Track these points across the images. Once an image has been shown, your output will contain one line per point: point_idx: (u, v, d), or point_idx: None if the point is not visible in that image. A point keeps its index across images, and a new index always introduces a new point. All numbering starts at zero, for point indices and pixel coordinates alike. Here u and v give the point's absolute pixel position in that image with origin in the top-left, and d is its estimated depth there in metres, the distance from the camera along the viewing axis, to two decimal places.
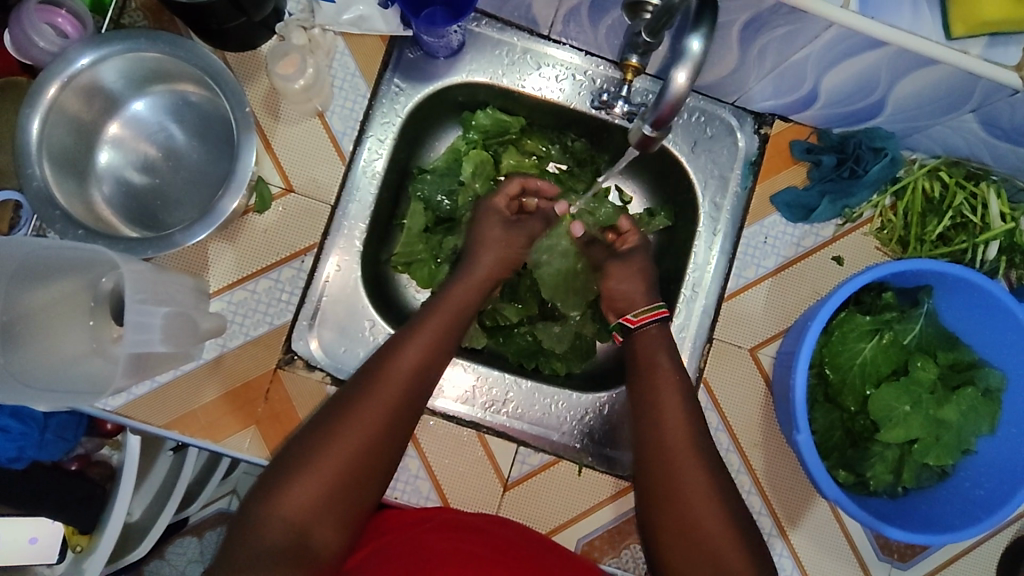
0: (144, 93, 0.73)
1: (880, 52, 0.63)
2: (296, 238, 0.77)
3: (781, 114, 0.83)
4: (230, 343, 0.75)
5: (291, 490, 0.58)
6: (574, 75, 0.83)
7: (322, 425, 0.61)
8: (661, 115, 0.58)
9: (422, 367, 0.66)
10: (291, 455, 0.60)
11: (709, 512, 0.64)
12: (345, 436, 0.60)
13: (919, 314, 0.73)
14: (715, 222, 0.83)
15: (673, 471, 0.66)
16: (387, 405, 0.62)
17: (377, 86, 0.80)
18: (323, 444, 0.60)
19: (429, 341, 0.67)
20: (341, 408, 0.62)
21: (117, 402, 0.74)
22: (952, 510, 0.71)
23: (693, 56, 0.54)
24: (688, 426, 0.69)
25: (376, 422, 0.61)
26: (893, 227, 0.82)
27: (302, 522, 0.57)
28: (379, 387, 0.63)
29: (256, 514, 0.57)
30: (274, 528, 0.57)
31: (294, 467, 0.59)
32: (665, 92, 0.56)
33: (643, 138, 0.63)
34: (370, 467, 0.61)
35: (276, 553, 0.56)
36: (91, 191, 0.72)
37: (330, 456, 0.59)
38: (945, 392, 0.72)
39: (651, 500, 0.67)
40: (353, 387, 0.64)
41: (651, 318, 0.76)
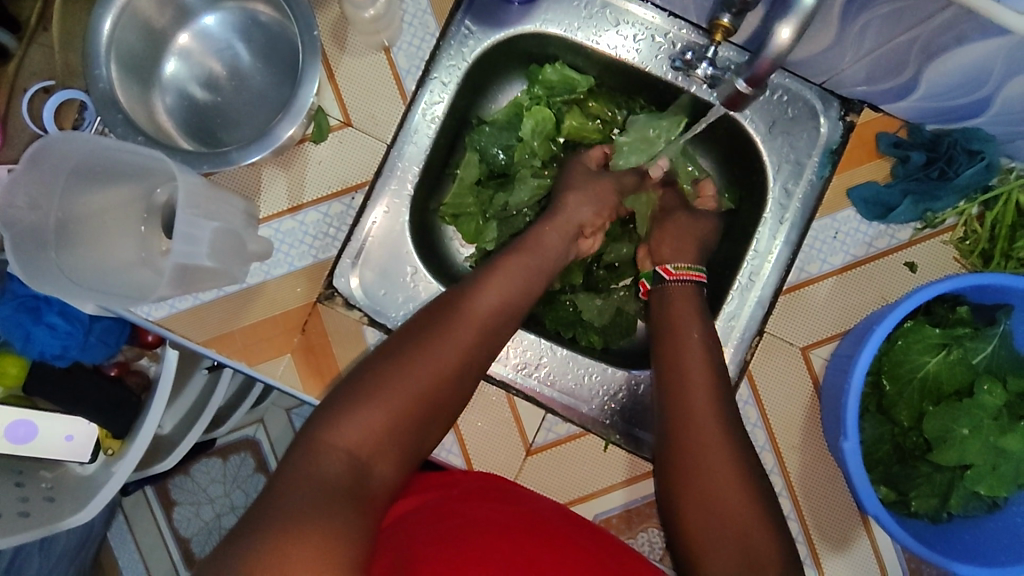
0: (217, 8, 0.73)
1: (1002, 40, 0.56)
2: (349, 174, 0.76)
3: (872, 101, 0.77)
4: (273, 271, 0.75)
5: (357, 418, 0.55)
6: (654, 36, 0.78)
7: (387, 364, 0.60)
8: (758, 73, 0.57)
9: (492, 321, 0.65)
10: (354, 387, 0.58)
11: (745, 506, 0.60)
12: (414, 376, 0.59)
13: (995, 333, 0.68)
14: (783, 210, 0.78)
15: (707, 460, 0.62)
16: (456, 352, 0.62)
17: (447, 27, 0.77)
18: (392, 377, 0.58)
19: (501, 295, 0.66)
20: (407, 349, 0.61)
21: (160, 313, 0.74)
22: (1000, 546, 0.66)
23: (805, 8, 0.50)
24: (718, 413, 0.65)
25: (445, 368, 0.60)
26: (977, 237, 0.75)
27: (362, 457, 0.55)
28: (450, 330, 0.62)
29: (317, 441, 0.54)
30: (335, 458, 0.53)
31: (358, 398, 0.57)
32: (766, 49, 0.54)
33: (734, 97, 0.63)
34: (433, 408, 0.60)
35: (336, 481, 0.52)
36: (154, 99, 0.72)
37: (397, 393, 0.58)
38: (1009, 421, 0.67)
39: (677, 489, 0.63)
40: (420, 332, 0.62)
41: (686, 275, 0.77)
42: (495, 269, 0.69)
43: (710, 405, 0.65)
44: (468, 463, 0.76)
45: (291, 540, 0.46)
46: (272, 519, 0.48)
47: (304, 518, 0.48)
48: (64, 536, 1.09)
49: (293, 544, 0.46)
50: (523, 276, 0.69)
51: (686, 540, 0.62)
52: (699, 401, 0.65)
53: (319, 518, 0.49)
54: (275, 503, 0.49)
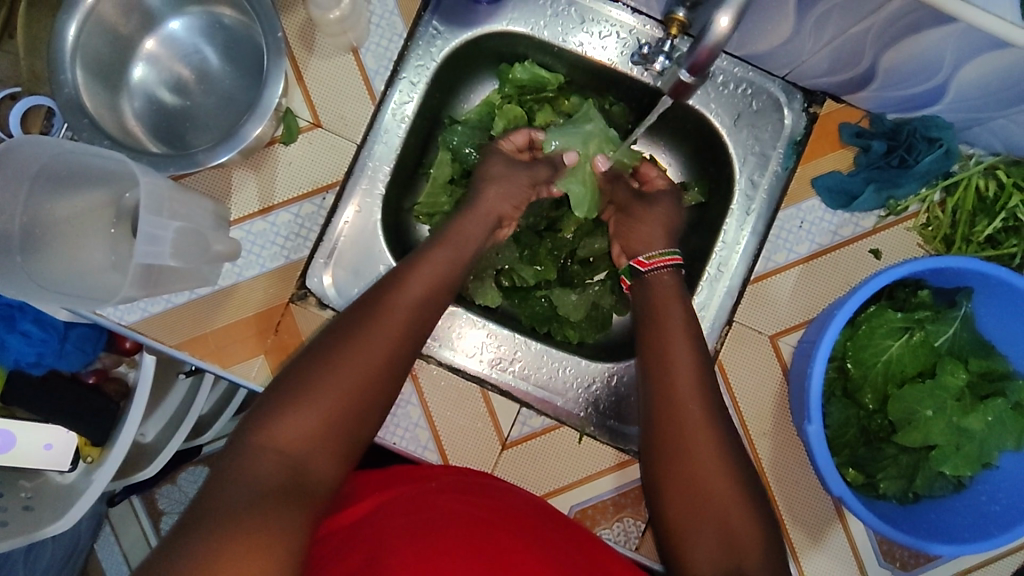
0: (182, 13, 0.73)
1: (949, 28, 0.58)
2: (320, 174, 0.76)
3: (833, 92, 0.78)
4: (245, 272, 0.75)
5: (287, 418, 0.56)
6: (619, 33, 0.79)
7: (316, 361, 0.60)
8: (698, 61, 0.54)
9: (419, 311, 0.66)
10: (282, 388, 0.58)
11: (724, 490, 0.61)
12: (343, 371, 0.59)
13: (956, 316, 0.70)
14: (749, 201, 0.79)
15: (691, 447, 0.63)
16: (386, 345, 0.62)
17: (414, 27, 0.78)
18: (320, 375, 0.58)
19: (427, 284, 0.68)
20: (336, 344, 0.61)
21: (133, 317, 0.75)
22: (965, 523, 0.69)
23: None
24: (704, 398, 0.65)
25: (374, 361, 0.61)
26: (939, 223, 0.77)
27: (296, 456, 0.55)
28: (377, 324, 0.63)
29: (248, 443, 0.55)
30: (267, 460, 0.54)
31: (290, 399, 0.57)
32: (704, 35, 0.52)
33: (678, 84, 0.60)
34: (370, 401, 0.60)
35: (270, 482, 0.53)
36: (123, 104, 0.72)
37: (328, 389, 0.58)
38: (972, 401, 0.69)
39: (659, 476, 0.64)
40: (349, 327, 0.63)
41: (662, 262, 0.75)
42: (424, 260, 0.69)
43: (692, 393, 0.66)
44: (444, 458, 0.77)
45: (231, 544, 0.47)
46: (209, 525, 0.48)
47: (242, 520, 0.49)
48: (48, 549, 1.08)
49: (229, 546, 0.47)
50: (450, 265, 0.71)
51: (666, 525, 0.63)
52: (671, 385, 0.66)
53: (255, 519, 0.50)
54: (212, 506, 0.50)
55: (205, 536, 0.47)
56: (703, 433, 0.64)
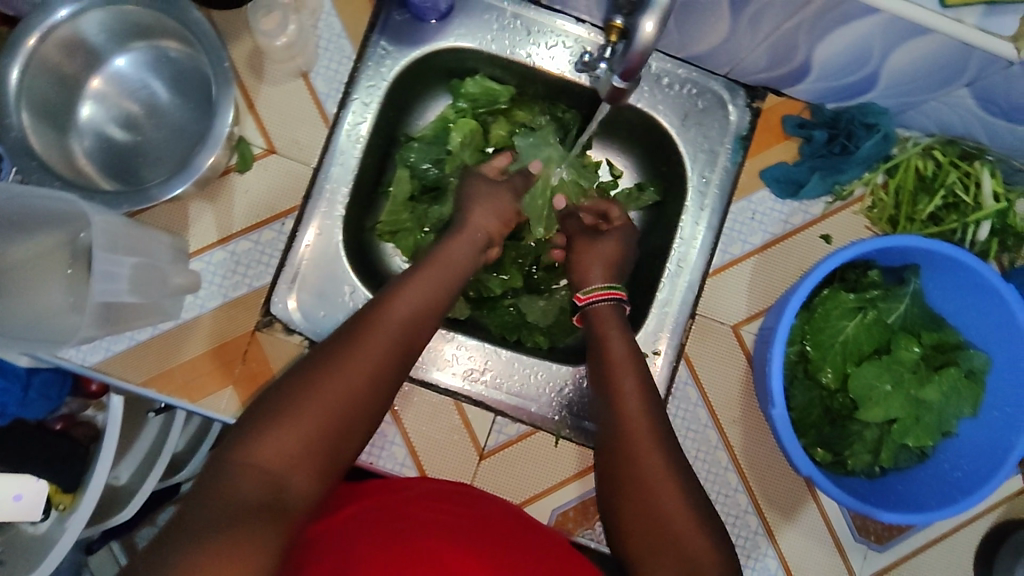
0: (127, 49, 0.73)
1: (874, 19, 0.61)
2: (277, 201, 0.76)
3: (773, 87, 0.81)
4: (208, 303, 0.75)
5: (272, 436, 0.55)
6: (565, 42, 0.81)
7: (303, 378, 0.59)
8: (631, 66, 0.56)
9: (408, 329, 0.66)
10: (268, 405, 0.58)
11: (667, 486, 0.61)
12: (328, 389, 0.59)
13: (905, 293, 0.72)
14: (703, 197, 0.81)
15: (636, 446, 0.64)
16: (371, 362, 0.62)
17: (363, 49, 0.79)
18: (307, 393, 0.58)
19: (413, 299, 0.68)
20: (321, 362, 0.61)
21: (96, 357, 0.74)
22: (931, 492, 0.71)
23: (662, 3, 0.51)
24: (646, 395, 0.67)
25: (361, 378, 0.61)
26: (884, 205, 0.80)
27: (278, 474, 0.54)
28: (366, 341, 0.63)
29: (228, 460, 0.54)
30: (248, 478, 0.53)
31: (275, 416, 0.56)
32: (632, 44, 0.54)
33: (614, 91, 0.62)
34: (354, 422, 0.60)
35: (250, 501, 0.52)
36: (72, 144, 0.71)
37: (313, 408, 0.58)
38: (927, 372, 0.72)
39: (611, 472, 0.65)
40: (335, 345, 0.63)
41: (599, 297, 0.77)
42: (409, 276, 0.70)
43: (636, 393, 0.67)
44: (422, 473, 0.77)
45: (203, 560, 0.47)
46: (188, 542, 0.48)
47: (220, 537, 0.49)
48: None
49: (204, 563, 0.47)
50: (435, 283, 0.71)
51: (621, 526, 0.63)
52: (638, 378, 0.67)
53: (232, 538, 0.49)
54: (189, 525, 0.50)
55: (182, 553, 0.47)
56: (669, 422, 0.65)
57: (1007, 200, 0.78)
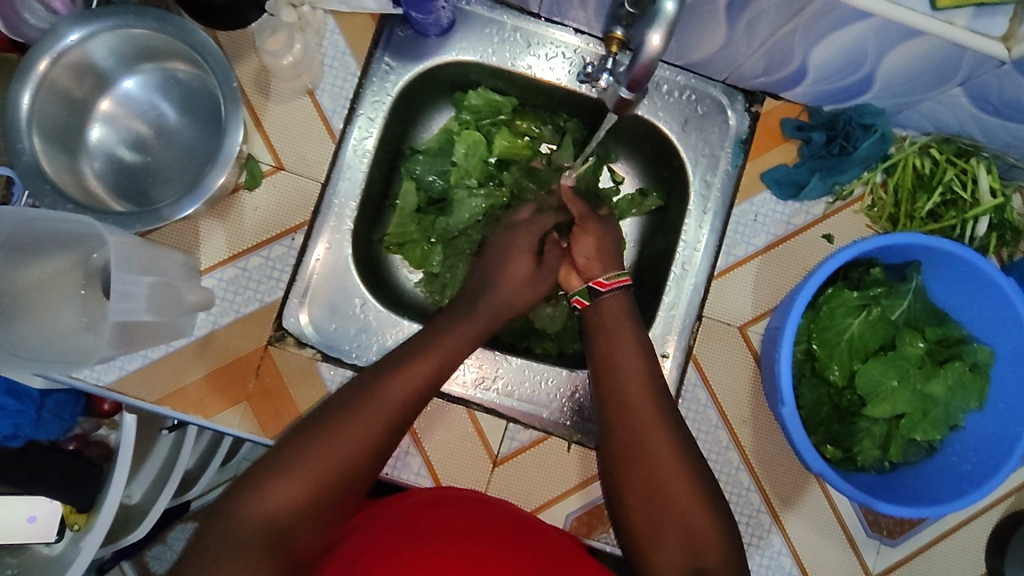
0: (135, 71, 0.74)
1: (867, 23, 0.62)
2: (287, 217, 0.77)
3: (771, 92, 0.83)
4: (220, 320, 0.76)
5: (283, 491, 0.55)
6: (565, 53, 0.83)
7: (321, 432, 0.58)
8: (636, 77, 0.57)
9: (429, 376, 0.64)
10: (282, 454, 0.57)
11: (679, 483, 0.62)
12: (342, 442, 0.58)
13: (908, 289, 0.73)
14: (705, 201, 0.83)
15: (647, 446, 0.64)
16: (388, 412, 0.60)
17: (367, 65, 0.80)
18: (324, 449, 0.57)
19: (438, 352, 0.66)
20: (338, 410, 0.59)
21: (110, 377, 0.74)
22: (940, 486, 0.72)
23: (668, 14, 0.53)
24: (653, 397, 0.67)
25: (379, 436, 0.60)
26: (883, 204, 0.82)
27: (284, 524, 0.54)
28: (388, 395, 0.61)
29: (236, 508, 0.54)
30: (256, 530, 0.53)
31: (288, 469, 0.56)
32: (640, 54, 0.55)
33: (620, 102, 0.63)
34: (364, 479, 0.59)
35: (256, 556, 0.52)
36: (83, 166, 0.72)
37: (329, 464, 0.57)
38: (933, 367, 0.73)
39: (619, 472, 0.65)
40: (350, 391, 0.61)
41: (619, 283, 0.76)
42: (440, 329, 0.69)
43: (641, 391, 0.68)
44: (437, 482, 0.78)
45: None
46: None
47: None
48: None
49: None
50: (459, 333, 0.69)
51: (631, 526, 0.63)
52: (644, 379, 0.69)
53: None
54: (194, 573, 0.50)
55: None
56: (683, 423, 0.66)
57: (1004, 194, 0.79)
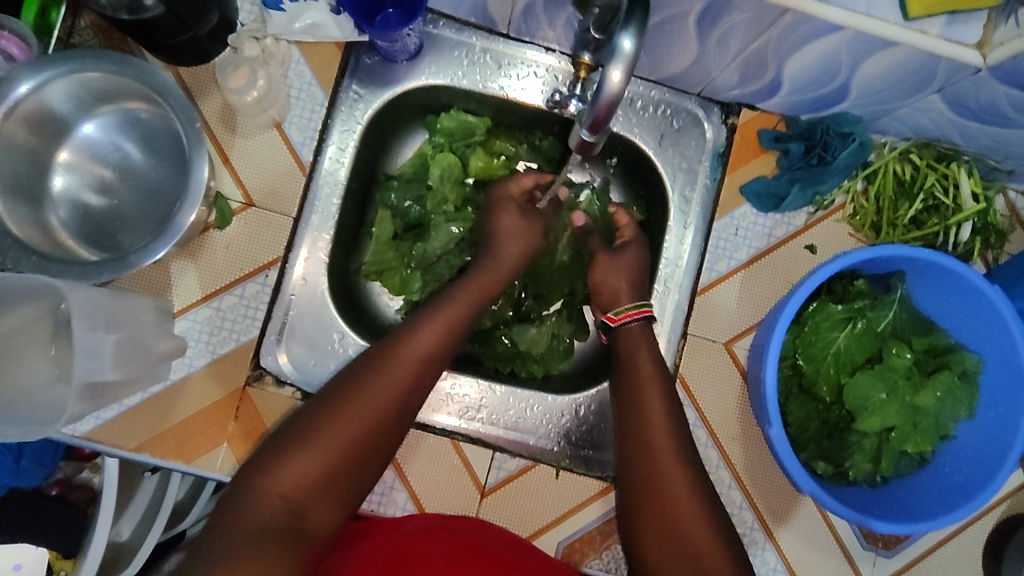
0: (94, 114, 0.72)
1: (839, 36, 0.61)
2: (259, 253, 0.76)
3: (747, 102, 0.81)
4: (196, 362, 0.74)
5: (298, 460, 0.56)
6: (536, 72, 0.81)
7: (332, 403, 0.60)
8: (598, 116, 0.52)
9: (428, 360, 0.64)
10: (299, 424, 0.58)
11: (691, 517, 0.62)
12: (342, 428, 0.58)
13: (892, 300, 0.73)
14: (686, 216, 0.82)
15: (659, 482, 0.64)
16: (390, 394, 0.61)
17: (335, 93, 0.78)
18: (334, 417, 0.58)
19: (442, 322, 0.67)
20: (337, 397, 0.60)
21: (86, 426, 0.73)
22: (933, 497, 0.71)
23: (626, 52, 0.49)
24: (670, 427, 0.67)
25: (387, 403, 0.61)
26: (865, 212, 0.81)
27: (288, 516, 0.54)
28: (393, 363, 0.63)
29: (256, 480, 0.55)
30: (273, 500, 0.54)
31: (303, 439, 0.57)
32: (600, 91, 0.51)
33: (583, 144, 0.58)
34: (378, 449, 0.60)
35: (272, 525, 0.53)
36: (47, 215, 0.70)
37: (340, 432, 0.58)
38: (921, 378, 0.72)
39: (635, 508, 0.65)
40: (354, 376, 0.62)
41: (633, 316, 0.75)
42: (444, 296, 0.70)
43: (661, 425, 0.67)
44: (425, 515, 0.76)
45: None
46: (213, 560, 0.50)
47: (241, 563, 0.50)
48: None
49: None
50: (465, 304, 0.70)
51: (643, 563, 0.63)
52: (647, 412, 0.68)
53: (252, 570, 0.50)
54: (212, 545, 0.51)
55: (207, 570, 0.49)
56: (677, 455, 0.65)
57: (986, 198, 0.78)
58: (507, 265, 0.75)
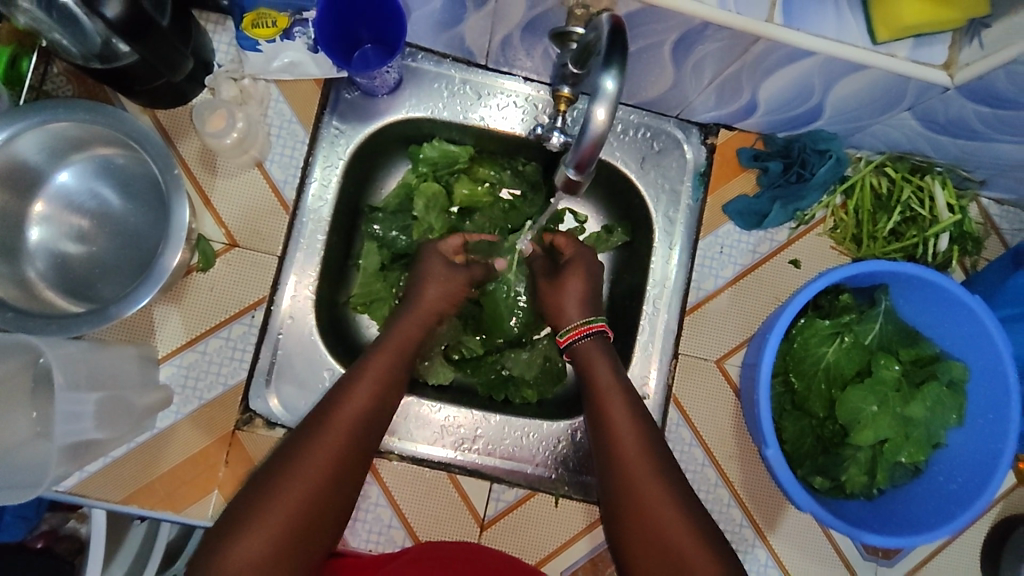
0: (71, 162, 0.71)
1: (811, 60, 0.62)
2: (245, 293, 0.75)
3: (725, 123, 0.82)
4: (183, 409, 0.73)
5: (240, 542, 0.54)
6: (516, 101, 0.82)
7: (271, 475, 0.58)
8: (583, 157, 0.53)
9: (366, 413, 0.63)
10: (238, 504, 0.56)
11: (676, 527, 0.60)
12: (301, 478, 0.57)
13: (877, 312, 0.74)
14: (671, 236, 0.82)
15: (639, 498, 0.62)
16: (331, 454, 0.59)
17: (316, 130, 0.78)
18: (275, 489, 0.57)
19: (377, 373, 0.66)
20: (276, 468, 0.58)
21: (70, 481, 0.71)
22: (928, 507, 0.72)
23: (608, 93, 0.50)
24: (651, 458, 0.64)
25: (329, 465, 0.59)
26: (846, 225, 0.82)
27: None
28: (329, 425, 0.61)
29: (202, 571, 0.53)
30: None
31: (244, 519, 0.55)
32: (585, 130, 0.52)
33: (569, 182, 0.58)
34: (327, 512, 0.58)
35: None
36: (24, 268, 0.69)
37: (282, 504, 0.56)
38: (910, 389, 0.73)
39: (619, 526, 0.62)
40: (292, 445, 0.60)
41: (577, 333, 0.73)
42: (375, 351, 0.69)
43: (634, 441, 0.65)
44: None
45: None
46: None
47: None
48: None
49: None
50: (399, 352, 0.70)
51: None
52: (617, 424, 0.66)
53: None
54: None
55: None
56: (659, 465, 0.63)
57: (961, 209, 0.80)
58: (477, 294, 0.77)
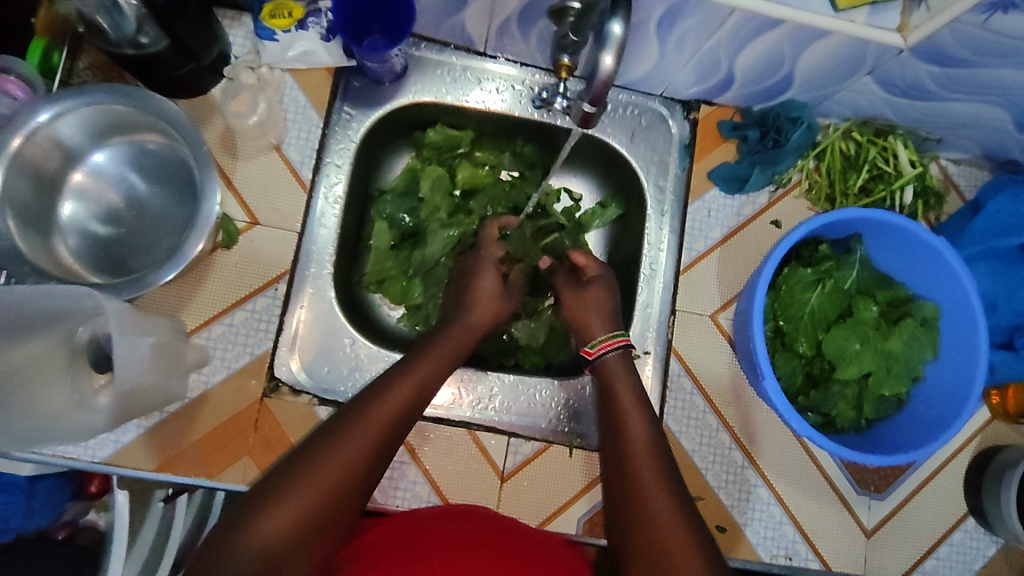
0: (103, 146, 0.75)
1: (779, 30, 0.70)
2: (268, 268, 0.79)
3: (705, 99, 0.90)
4: (212, 378, 0.76)
5: (274, 512, 0.51)
6: (513, 86, 0.88)
7: (312, 450, 0.55)
8: (596, 93, 0.61)
9: (410, 400, 0.62)
10: (273, 475, 0.54)
11: (657, 501, 0.58)
12: (344, 453, 0.55)
13: (854, 260, 0.81)
14: (661, 203, 0.89)
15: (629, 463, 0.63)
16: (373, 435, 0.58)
17: (328, 115, 0.84)
18: (315, 464, 0.54)
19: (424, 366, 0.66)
20: (319, 443, 0.56)
21: (105, 452, 0.74)
22: (912, 436, 0.78)
23: (616, 37, 0.57)
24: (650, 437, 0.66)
25: (371, 445, 0.57)
26: (819, 186, 0.89)
27: (285, 550, 0.50)
28: (374, 407, 0.60)
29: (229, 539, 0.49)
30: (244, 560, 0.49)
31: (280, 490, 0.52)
32: (595, 73, 0.59)
33: (584, 116, 0.66)
34: (360, 494, 0.55)
35: None
36: (57, 244, 0.72)
37: (320, 479, 0.53)
38: (888, 327, 0.80)
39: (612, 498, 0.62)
40: (335, 423, 0.58)
41: (607, 347, 0.75)
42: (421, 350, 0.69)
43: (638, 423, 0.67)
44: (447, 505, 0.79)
45: None
46: None
47: None
48: None
49: None
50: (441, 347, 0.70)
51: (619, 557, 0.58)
52: (622, 398, 0.70)
53: None
54: None
55: None
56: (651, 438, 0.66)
57: (922, 164, 0.88)
58: (491, 260, 0.82)
